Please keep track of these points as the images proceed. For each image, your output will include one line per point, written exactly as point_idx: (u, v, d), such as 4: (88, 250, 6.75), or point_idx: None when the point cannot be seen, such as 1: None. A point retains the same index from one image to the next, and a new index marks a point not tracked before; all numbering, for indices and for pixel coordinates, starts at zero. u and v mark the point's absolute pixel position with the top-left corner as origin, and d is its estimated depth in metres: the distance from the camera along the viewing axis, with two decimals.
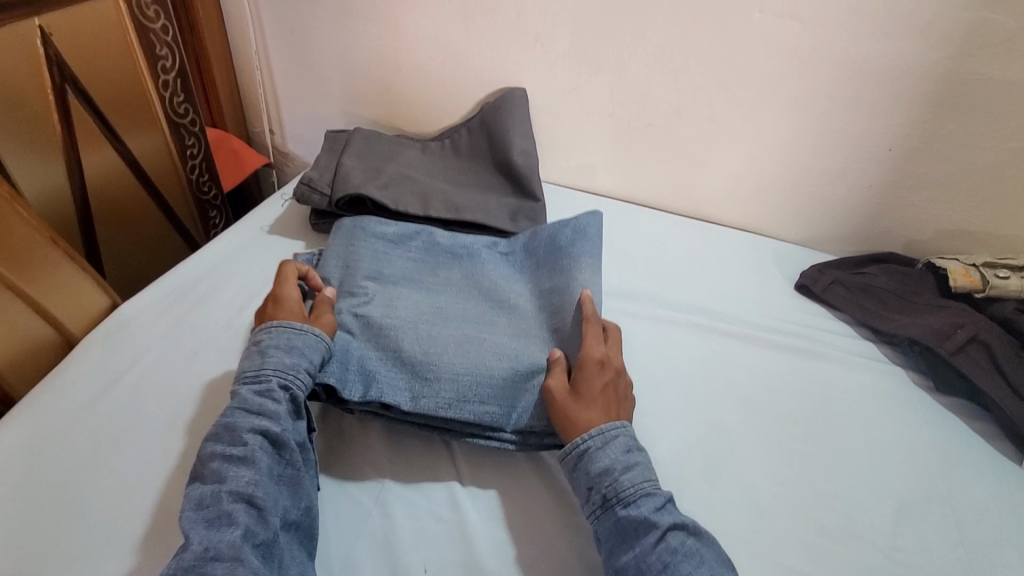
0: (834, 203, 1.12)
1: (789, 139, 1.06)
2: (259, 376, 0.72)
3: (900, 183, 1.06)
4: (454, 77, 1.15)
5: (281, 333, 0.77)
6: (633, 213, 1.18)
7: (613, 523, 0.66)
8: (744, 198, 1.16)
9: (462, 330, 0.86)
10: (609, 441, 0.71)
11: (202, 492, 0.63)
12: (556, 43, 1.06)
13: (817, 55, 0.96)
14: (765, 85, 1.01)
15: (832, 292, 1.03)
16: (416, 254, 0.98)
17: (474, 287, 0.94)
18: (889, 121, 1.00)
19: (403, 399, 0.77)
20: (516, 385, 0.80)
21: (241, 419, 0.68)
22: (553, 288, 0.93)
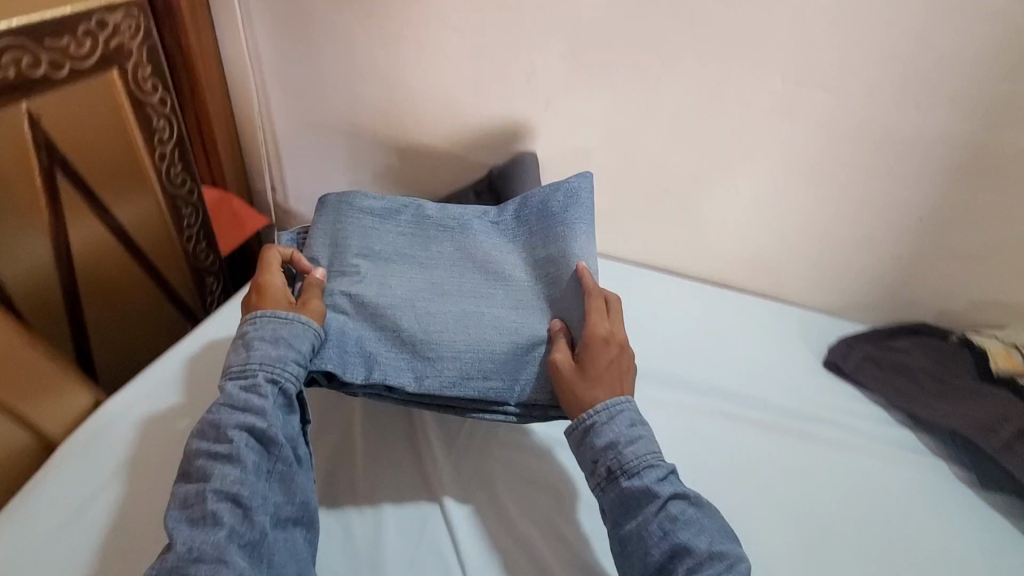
0: (862, 274, 1.06)
1: (813, 208, 1.01)
2: (246, 372, 0.76)
3: (931, 253, 1.00)
4: (462, 139, 1.11)
5: (267, 324, 0.79)
6: (650, 280, 1.13)
7: (616, 494, 0.71)
8: (765, 266, 1.11)
9: (461, 303, 0.88)
10: (614, 416, 0.75)
11: (191, 488, 0.68)
12: (568, 108, 1.02)
13: (842, 126, 0.91)
14: (787, 155, 0.96)
15: (863, 370, 0.98)
16: (405, 219, 0.96)
17: (466, 260, 0.93)
18: (918, 190, 0.94)
19: (409, 381, 0.81)
20: (517, 359, 0.83)
21: (229, 416, 0.72)
22: (548, 257, 0.92)
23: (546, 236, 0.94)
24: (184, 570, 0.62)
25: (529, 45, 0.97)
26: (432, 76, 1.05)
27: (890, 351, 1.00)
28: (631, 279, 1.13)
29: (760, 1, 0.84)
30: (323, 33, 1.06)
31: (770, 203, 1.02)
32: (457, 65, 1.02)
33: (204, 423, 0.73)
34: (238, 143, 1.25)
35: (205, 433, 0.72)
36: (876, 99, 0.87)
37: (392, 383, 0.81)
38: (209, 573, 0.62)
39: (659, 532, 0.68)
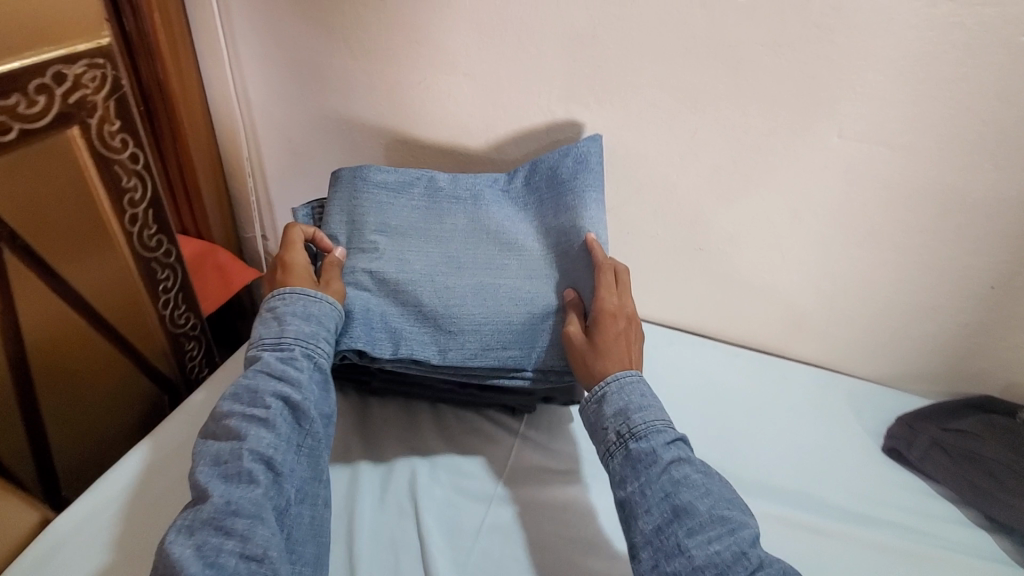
0: (922, 343, 0.94)
1: (867, 272, 0.89)
2: (281, 342, 0.71)
3: (1003, 325, 0.88)
4: None
5: (296, 299, 0.73)
6: (680, 346, 1.02)
7: (623, 455, 0.67)
8: (811, 332, 1.00)
9: (482, 274, 0.81)
10: (626, 387, 0.71)
11: (222, 447, 0.64)
12: None
13: (905, 186, 0.80)
14: (839, 215, 0.85)
15: (931, 460, 0.87)
16: (419, 194, 0.86)
17: (482, 233, 0.85)
18: (990, 258, 0.82)
19: (432, 353, 0.76)
20: (539, 329, 0.79)
21: (265, 382, 0.68)
22: (563, 225, 0.84)
23: (558, 208, 0.85)
24: (217, 526, 0.59)
25: (549, 92, 0.86)
26: (439, 122, 0.95)
27: (957, 433, 0.88)
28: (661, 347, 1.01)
29: (815, 49, 0.73)
30: (318, 75, 0.96)
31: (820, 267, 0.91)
32: (467, 111, 0.92)
33: (236, 387, 0.69)
34: (226, 189, 1.15)
35: (239, 396, 0.68)
36: (950, 157, 0.76)
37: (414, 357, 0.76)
38: (246, 529, 0.59)
39: (662, 493, 0.63)
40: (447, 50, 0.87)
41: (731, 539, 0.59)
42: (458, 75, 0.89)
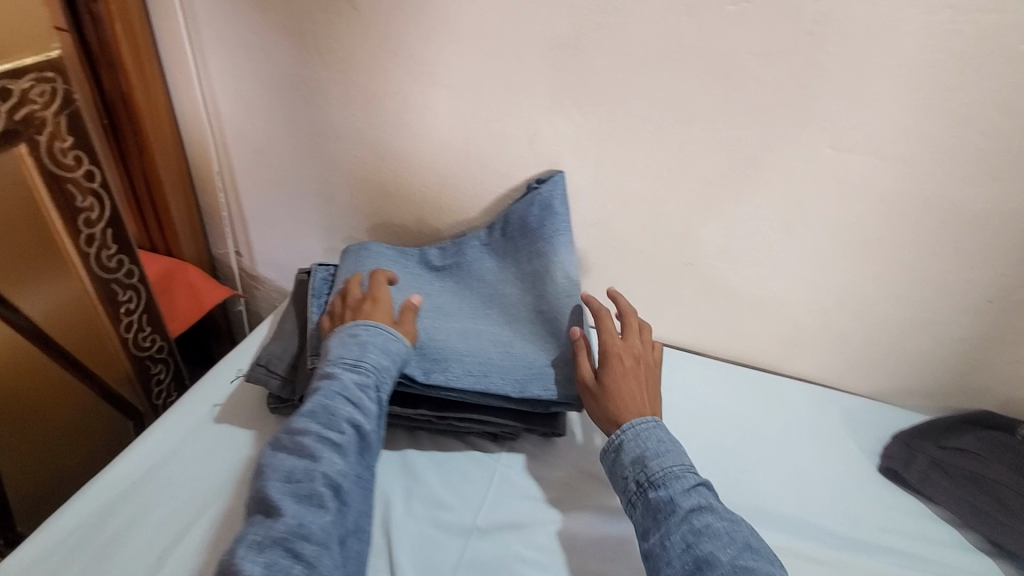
0: (924, 359, 0.91)
1: (861, 287, 0.87)
2: (358, 365, 0.69)
3: (1001, 339, 0.85)
4: (452, 204, 0.96)
5: (379, 334, 0.73)
6: (669, 363, 0.99)
7: (644, 506, 0.64)
8: (810, 350, 0.96)
9: (471, 326, 0.84)
10: (642, 433, 0.68)
11: (295, 462, 0.62)
12: (576, 174, 0.87)
13: (901, 199, 0.77)
14: (833, 229, 0.82)
15: (930, 482, 0.83)
16: (416, 257, 0.92)
17: (469, 293, 0.89)
18: (989, 272, 0.80)
19: (417, 377, 0.75)
20: (520, 364, 0.79)
21: (343, 404, 0.66)
22: (534, 270, 0.86)
23: (534, 251, 0.86)
24: (286, 548, 0.56)
25: (532, 103, 0.83)
26: (420, 135, 0.91)
27: (957, 453, 0.85)
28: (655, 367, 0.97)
29: (810, 59, 0.70)
30: (292, 85, 0.91)
31: (818, 282, 0.88)
32: (447, 122, 0.88)
33: (310, 404, 0.66)
34: (197, 203, 1.10)
35: (312, 414, 0.65)
36: (949, 169, 0.73)
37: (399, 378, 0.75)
38: (314, 558, 0.56)
39: (682, 542, 0.59)
40: (426, 61, 0.83)
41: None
42: (438, 86, 0.85)
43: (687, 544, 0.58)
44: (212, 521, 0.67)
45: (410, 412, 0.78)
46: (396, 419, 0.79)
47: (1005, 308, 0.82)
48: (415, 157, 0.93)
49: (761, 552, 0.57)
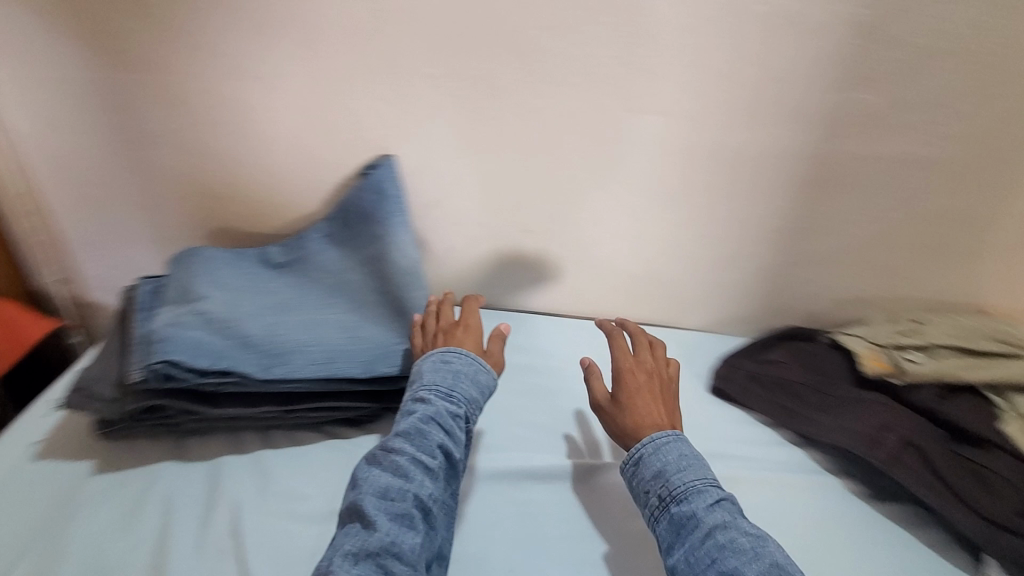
0: (742, 288, 1.04)
1: (677, 232, 0.97)
2: (452, 394, 0.74)
3: (796, 260, 0.99)
4: (294, 202, 0.95)
5: (467, 359, 0.78)
6: (527, 327, 1.05)
7: (669, 522, 0.67)
8: (641, 296, 1.07)
9: (319, 317, 0.84)
10: (662, 447, 0.73)
11: (388, 475, 0.65)
12: (409, 158, 0.89)
13: (693, 149, 0.87)
14: (645, 182, 0.91)
15: (748, 393, 0.96)
16: (256, 256, 0.89)
17: (312, 285, 0.88)
18: (772, 205, 0.93)
19: (253, 372, 0.74)
20: (369, 347, 0.82)
21: (451, 423, 0.72)
22: (372, 256, 0.87)
23: (370, 238, 0.88)
24: (378, 566, 0.58)
25: (351, 92, 0.83)
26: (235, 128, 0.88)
27: (767, 364, 0.98)
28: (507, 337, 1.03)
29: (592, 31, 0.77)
30: (88, 86, 0.84)
31: (640, 231, 0.97)
32: (270, 117, 0.86)
33: (407, 425, 0.70)
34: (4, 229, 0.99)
35: (422, 432, 0.69)
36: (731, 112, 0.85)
37: (230, 376, 0.73)
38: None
39: (697, 554, 0.62)
40: (239, 59, 0.81)
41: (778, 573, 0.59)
42: (258, 78, 0.83)
43: (703, 556, 0.62)
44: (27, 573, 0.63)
45: (253, 410, 0.77)
46: (243, 419, 0.78)
47: (790, 232, 0.96)
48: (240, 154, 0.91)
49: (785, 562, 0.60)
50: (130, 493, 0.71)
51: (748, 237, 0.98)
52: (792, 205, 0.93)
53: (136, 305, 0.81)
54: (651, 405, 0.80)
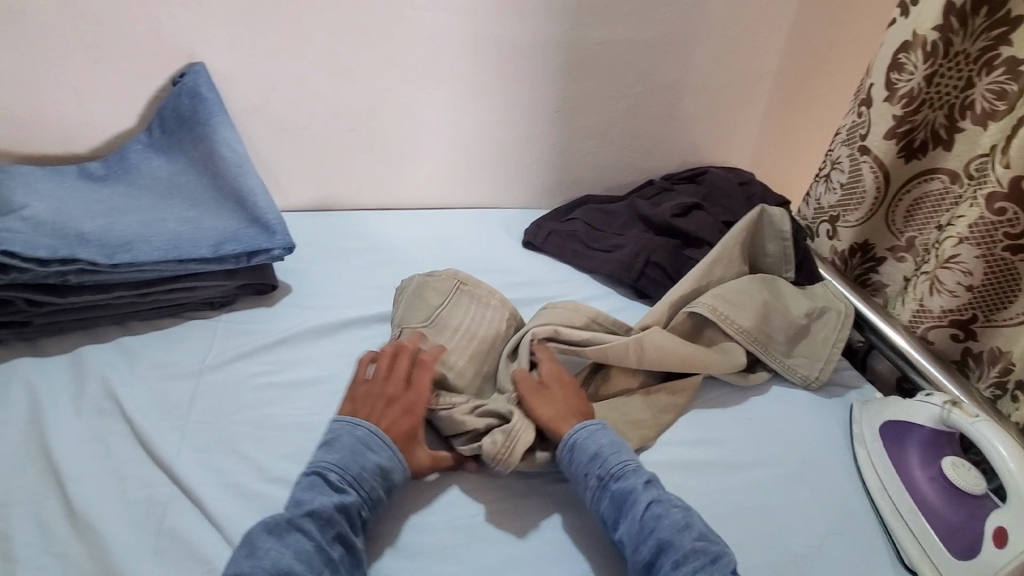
0: (647, 169, 1.09)
1: (550, 112, 0.97)
2: (365, 484, 0.53)
3: (687, 125, 1.05)
4: (64, 99, 0.76)
5: (601, 436, 0.60)
6: (406, 217, 0.97)
7: (609, 505, 0.55)
8: (528, 180, 1.03)
9: (157, 214, 0.71)
10: (592, 434, 0.60)
11: (291, 545, 0.48)
12: (254, 33, 0.78)
13: (609, 17, 0.90)
14: (546, 65, 0.92)
15: (679, 217, 0.92)
16: (74, 171, 0.74)
17: (138, 190, 0.74)
18: (740, 81, 1.03)
19: (101, 261, 0.63)
20: (194, 242, 0.69)
21: (353, 513, 0.51)
22: (205, 155, 0.76)
23: (195, 139, 0.77)
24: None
25: None
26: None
27: (662, 195, 1.01)
28: (405, 217, 0.97)
29: None
30: None
31: (538, 119, 0.97)
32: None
33: (316, 504, 0.51)
34: None
35: (328, 521, 0.50)
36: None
37: (74, 268, 0.62)
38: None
39: (641, 531, 0.52)
40: None
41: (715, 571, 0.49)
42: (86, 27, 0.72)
43: (649, 534, 0.52)
44: (29, 427, 0.56)
45: (108, 298, 0.66)
46: (100, 311, 0.66)
47: (697, 107, 1.03)
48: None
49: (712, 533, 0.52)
50: (58, 367, 0.62)
51: (646, 123, 1.03)
52: (754, 83, 1.03)
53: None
54: (679, 260, 0.88)
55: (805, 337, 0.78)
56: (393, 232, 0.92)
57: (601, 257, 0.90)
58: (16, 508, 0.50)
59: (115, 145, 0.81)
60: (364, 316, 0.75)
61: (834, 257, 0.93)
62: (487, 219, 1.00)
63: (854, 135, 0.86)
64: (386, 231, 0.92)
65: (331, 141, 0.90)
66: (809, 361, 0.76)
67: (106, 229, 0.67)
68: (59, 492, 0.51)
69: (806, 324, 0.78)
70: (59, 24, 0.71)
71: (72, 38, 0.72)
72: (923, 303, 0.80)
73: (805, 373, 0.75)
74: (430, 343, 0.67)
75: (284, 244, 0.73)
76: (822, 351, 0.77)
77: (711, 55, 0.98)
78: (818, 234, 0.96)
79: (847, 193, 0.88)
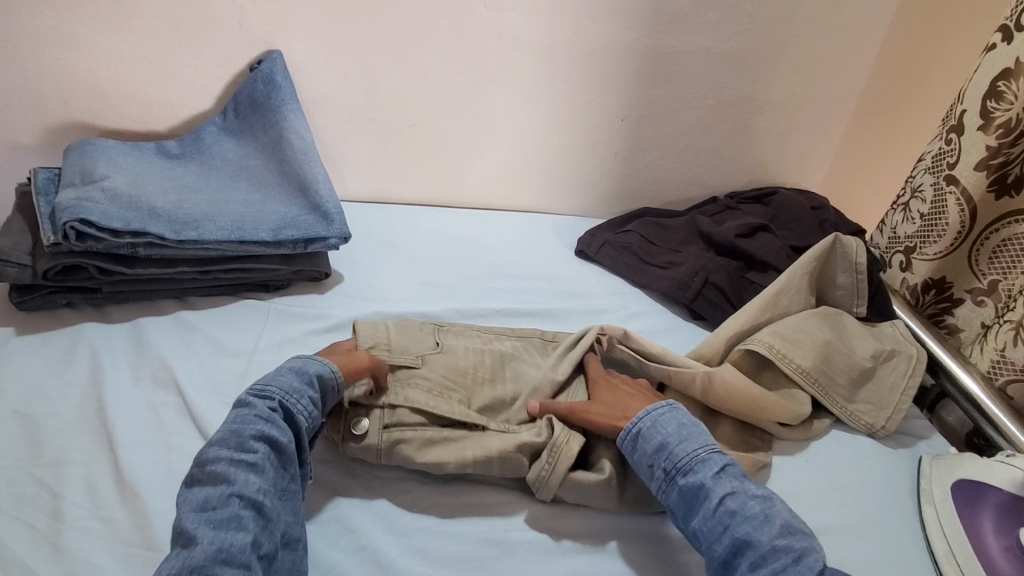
0: (712, 184, 1.04)
1: (616, 120, 0.94)
2: (267, 390, 0.53)
3: (757, 142, 1.01)
4: (148, 81, 0.79)
5: (667, 421, 0.58)
6: (460, 215, 0.97)
7: (678, 498, 0.54)
8: (586, 188, 1.01)
9: (224, 195, 0.74)
10: (657, 419, 0.58)
11: (209, 463, 0.48)
12: (331, 26, 0.80)
13: (684, 27, 0.87)
14: (616, 72, 0.89)
15: (744, 238, 0.88)
16: (152, 148, 0.77)
17: (210, 171, 0.77)
18: (819, 100, 0.97)
19: (167, 235, 0.65)
20: (253, 223, 0.70)
21: (259, 420, 0.51)
22: (273, 141, 0.78)
23: (266, 124, 0.78)
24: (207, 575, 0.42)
25: None
26: (72, 80, 0.78)
27: (725, 213, 0.97)
28: (460, 215, 0.96)
29: None
30: None
31: (603, 127, 0.95)
32: None
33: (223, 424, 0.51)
34: None
35: (236, 430, 0.50)
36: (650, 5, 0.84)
37: (142, 239, 0.64)
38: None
39: (715, 528, 0.51)
40: None
41: (798, 570, 0.47)
42: (176, 12, 0.75)
43: (723, 530, 0.51)
44: (88, 392, 0.58)
45: (171, 273, 0.68)
46: (162, 284, 0.69)
47: (770, 124, 0.99)
48: (39, 97, 0.78)
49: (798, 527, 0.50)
50: (121, 335, 0.65)
51: (714, 137, 0.99)
52: (832, 105, 0.98)
53: (34, 192, 0.69)
54: (738, 283, 0.84)
55: (870, 381, 0.72)
56: (446, 229, 0.92)
57: (656, 272, 0.87)
58: (71, 469, 0.52)
59: (190, 126, 0.84)
60: (412, 311, 0.75)
61: (908, 292, 0.87)
62: (541, 224, 0.98)
63: (940, 165, 0.81)
64: (440, 228, 0.92)
65: (394, 136, 0.90)
66: (874, 408, 0.71)
67: (176, 206, 0.69)
68: (110, 458, 0.53)
69: (870, 367, 0.72)
70: (152, 6, 0.74)
71: (161, 23, 0.76)
72: (1004, 353, 0.73)
73: (870, 421, 0.70)
74: (460, 364, 0.64)
75: (340, 233, 0.74)
76: (888, 399, 0.71)
77: (790, 71, 0.94)
78: (891, 265, 0.90)
79: (928, 225, 0.82)
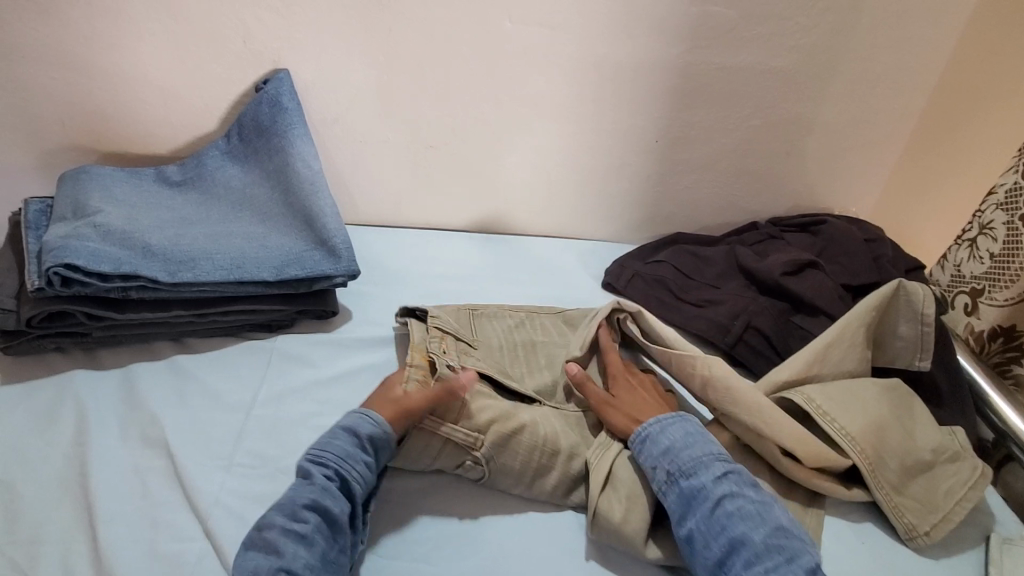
0: (752, 210, 0.96)
1: (649, 142, 0.87)
2: (326, 451, 0.51)
3: (804, 165, 0.92)
4: (149, 102, 0.74)
5: (672, 427, 0.56)
6: (478, 241, 0.90)
7: (678, 499, 0.51)
8: (615, 212, 0.94)
9: (225, 228, 0.69)
10: (665, 425, 0.56)
11: (259, 530, 0.46)
12: (342, 45, 0.74)
13: (728, 43, 0.79)
14: (650, 92, 0.82)
15: (789, 276, 0.80)
16: (151, 174, 0.72)
17: (212, 201, 0.72)
18: (876, 120, 0.88)
19: (160, 278, 0.60)
20: (254, 262, 0.65)
21: (313, 489, 0.49)
22: (279, 168, 0.72)
23: (271, 150, 0.73)
24: None
25: None
26: (69, 101, 0.73)
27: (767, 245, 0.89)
28: (477, 242, 0.90)
29: None
30: None
31: (634, 150, 0.87)
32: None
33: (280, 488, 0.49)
34: None
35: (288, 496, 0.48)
36: (691, 19, 0.76)
37: (133, 282, 0.59)
38: None
39: (711, 530, 0.49)
40: None
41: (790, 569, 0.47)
42: (176, 31, 0.70)
43: (718, 531, 0.49)
44: (71, 455, 0.54)
45: (165, 316, 0.63)
46: (156, 327, 0.64)
47: (820, 145, 0.90)
48: (36, 119, 0.74)
49: (793, 529, 0.49)
50: (111, 386, 0.60)
51: (757, 160, 0.90)
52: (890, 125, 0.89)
53: (24, 226, 0.64)
54: (782, 328, 0.76)
55: (923, 476, 0.62)
56: (462, 258, 0.86)
57: (690, 311, 0.80)
58: (47, 549, 0.47)
59: (194, 148, 0.79)
60: None
61: (971, 338, 0.77)
62: (565, 252, 0.91)
63: (1016, 202, 0.71)
64: (456, 257, 0.86)
65: (408, 158, 0.84)
66: (922, 509, 0.60)
67: (172, 243, 0.64)
68: (89, 536, 0.49)
69: (928, 460, 0.62)
70: (151, 24, 0.69)
71: (161, 41, 0.70)
72: None
73: (913, 521, 0.59)
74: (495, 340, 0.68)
75: (348, 270, 0.68)
76: (942, 502, 0.60)
77: (844, 90, 0.85)
78: (953, 307, 0.81)
79: (1000, 267, 0.73)
